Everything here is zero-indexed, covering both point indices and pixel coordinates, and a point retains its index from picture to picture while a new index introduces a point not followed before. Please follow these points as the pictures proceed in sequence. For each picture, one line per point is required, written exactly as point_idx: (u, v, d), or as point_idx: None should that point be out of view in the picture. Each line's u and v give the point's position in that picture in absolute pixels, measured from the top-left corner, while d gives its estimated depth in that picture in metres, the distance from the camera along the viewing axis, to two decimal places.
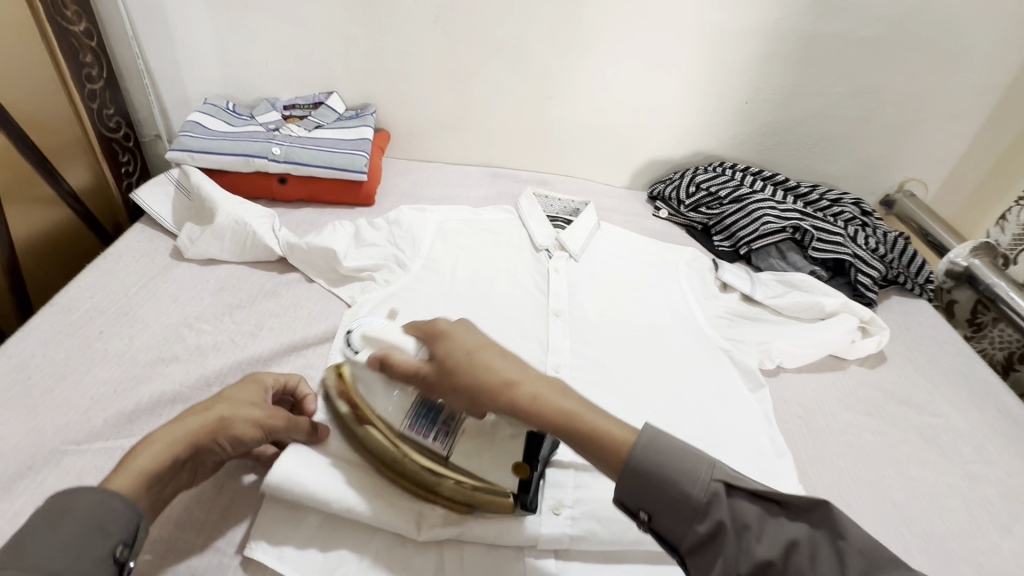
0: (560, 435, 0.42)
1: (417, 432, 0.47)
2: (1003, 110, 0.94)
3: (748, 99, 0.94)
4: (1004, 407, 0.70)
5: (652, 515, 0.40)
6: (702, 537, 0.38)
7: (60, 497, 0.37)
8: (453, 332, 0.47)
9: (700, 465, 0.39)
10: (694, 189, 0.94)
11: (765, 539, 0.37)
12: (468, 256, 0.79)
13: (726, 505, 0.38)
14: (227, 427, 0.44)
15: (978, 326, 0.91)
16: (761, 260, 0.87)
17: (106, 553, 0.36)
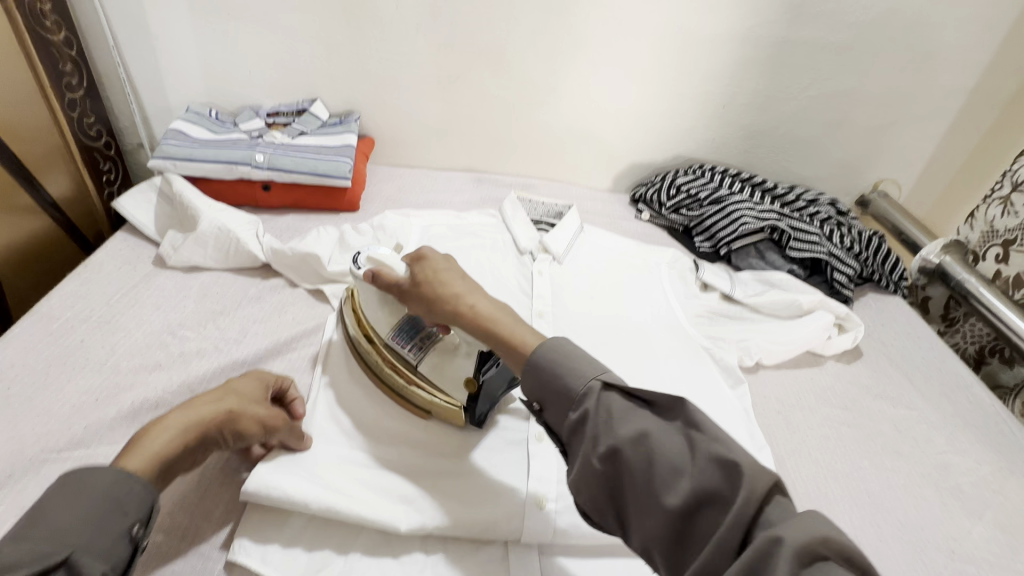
0: (489, 343, 0.48)
1: (396, 341, 0.55)
2: (970, 112, 0.98)
3: (725, 104, 0.96)
4: (975, 399, 0.73)
5: (543, 405, 0.44)
6: (573, 423, 0.42)
7: (77, 473, 0.38)
8: (429, 259, 0.52)
9: (584, 366, 0.43)
10: (674, 191, 0.96)
11: (624, 423, 0.40)
12: (452, 260, 0.79)
13: (599, 399, 0.41)
14: (234, 421, 0.47)
15: (951, 320, 0.94)
16: (741, 260, 0.89)
17: (122, 533, 0.37)
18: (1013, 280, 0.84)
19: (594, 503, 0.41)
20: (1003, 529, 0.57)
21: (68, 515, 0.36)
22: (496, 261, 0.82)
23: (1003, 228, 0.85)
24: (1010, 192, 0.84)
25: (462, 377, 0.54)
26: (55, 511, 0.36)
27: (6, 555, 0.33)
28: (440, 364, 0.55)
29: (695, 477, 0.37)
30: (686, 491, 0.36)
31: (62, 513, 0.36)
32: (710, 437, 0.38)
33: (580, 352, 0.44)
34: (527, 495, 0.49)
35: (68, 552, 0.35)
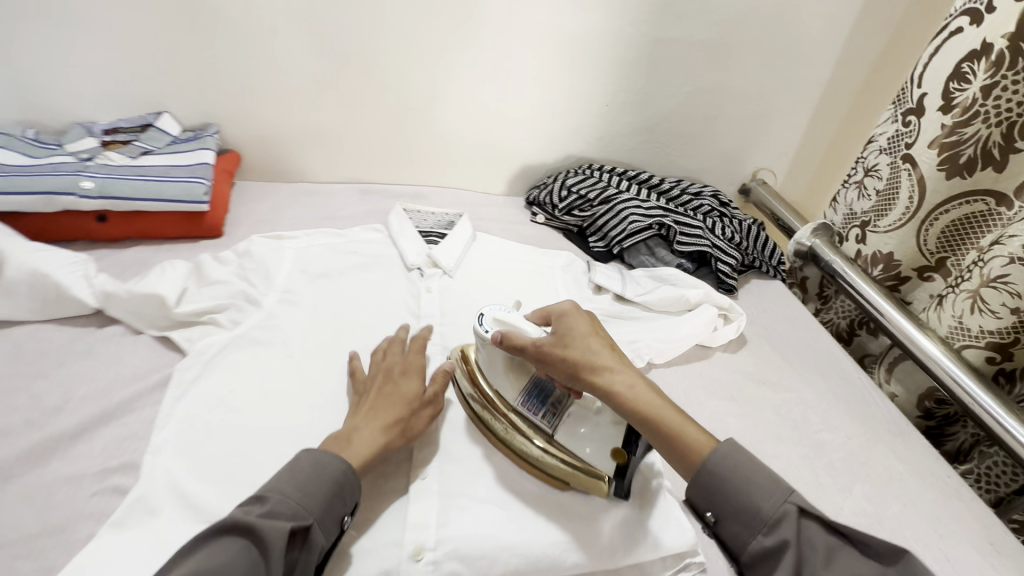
0: (645, 431, 0.47)
1: (527, 407, 0.53)
2: (829, 102, 1.05)
3: (608, 102, 0.97)
4: (846, 373, 0.78)
5: (718, 516, 0.45)
6: (761, 547, 0.42)
7: (318, 457, 0.46)
8: (571, 321, 0.52)
9: (773, 487, 0.43)
10: (565, 193, 0.95)
11: (833, 569, 0.40)
12: (332, 285, 0.73)
13: (796, 527, 0.42)
14: (405, 426, 0.52)
15: (825, 298, 1.02)
16: (633, 258, 0.90)
17: (337, 519, 0.45)
18: (870, 258, 0.90)
19: None
20: (869, 500, 0.61)
21: (312, 487, 0.44)
22: (383, 281, 0.76)
23: (860, 210, 0.92)
24: (863, 177, 0.92)
25: (609, 447, 0.50)
26: (298, 483, 0.44)
27: (282, 508, 0.43)
28: (577, 432, 0.51)
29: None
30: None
31: (312, 480, 0.45)
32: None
33: (757, 462, 0.45)
34: (404, 545, 0.47)
35: (310, 519, 0.43)
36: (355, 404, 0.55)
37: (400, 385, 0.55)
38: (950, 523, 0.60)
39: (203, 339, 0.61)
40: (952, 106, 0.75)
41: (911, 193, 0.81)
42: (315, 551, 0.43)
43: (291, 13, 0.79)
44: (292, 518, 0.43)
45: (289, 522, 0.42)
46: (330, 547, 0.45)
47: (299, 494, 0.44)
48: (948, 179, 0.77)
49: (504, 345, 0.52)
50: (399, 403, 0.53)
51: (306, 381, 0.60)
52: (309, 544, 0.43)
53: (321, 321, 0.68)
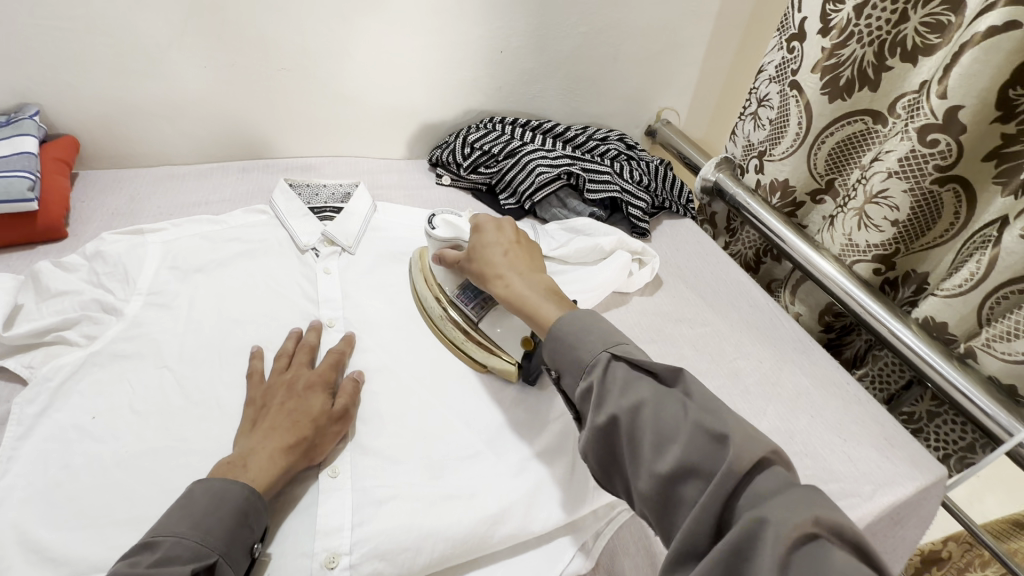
0: (516, 312, 0.54)
1: (461, 298, 0.61)
2: (723, 34, 1.04)
3: (502, 48, 0.91)
4: (756, 301, 0.81)
5: (559, 373, 0.48)
6: (583, 390, 0.44)
7: (213, 488, 0.42)
8: (484, 233, 0.60)
9: (594, 341, 0.46)
10: (468, 149, 0.90)
11: (622, 395, 0.42)
12: (210, 278, 0.64)
13: (605, 369, 0.44)
14: (310, 447, 0.47)
15: (732, 231, 1.05)
16: (545, 212, 0.87)
17: (247, 548, 0.41)
18: (769, 187, 0.93)
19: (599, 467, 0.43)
20: (782, 419, 0.64)
21: (213, 522, 0.40)
22: (272, 267, 0.68)
23: (757, 141, 0.94)
24: (757, 108, 0.93)
25: (520, 336, 0.58)
26: (195, 519, 0.40)
27: (180, 550, 0.38)
28: (495, 323, 0.59)
29: (682, 449, 0.38)
30: (679, 456, 0.38)
31: (213, 512, 0.40)
32: (700, 406, 0.41)
33: (596, 323, 0.48)
34: (316, 554, 0.43)
35: (216, 556, 0.39)
36: (250, 422, 0.49)
37: (304, 400, 0.50)
38: (852, 427, 0.64)
39: (50, 362, 0.52)
40: (829, 28, 0.76)
41: (800, 120, 0.84)
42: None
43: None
44: (193, 559, 0.38)
45: (190, 564, 0.38)
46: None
47: (200, 533, 0.39)
48: (831, 102, 0.79)
49: (441, 261, 0.62)
50: (301, 420, 0.48)
51: (188, 392, 0.53)
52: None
53: (199, 320, 0.59)
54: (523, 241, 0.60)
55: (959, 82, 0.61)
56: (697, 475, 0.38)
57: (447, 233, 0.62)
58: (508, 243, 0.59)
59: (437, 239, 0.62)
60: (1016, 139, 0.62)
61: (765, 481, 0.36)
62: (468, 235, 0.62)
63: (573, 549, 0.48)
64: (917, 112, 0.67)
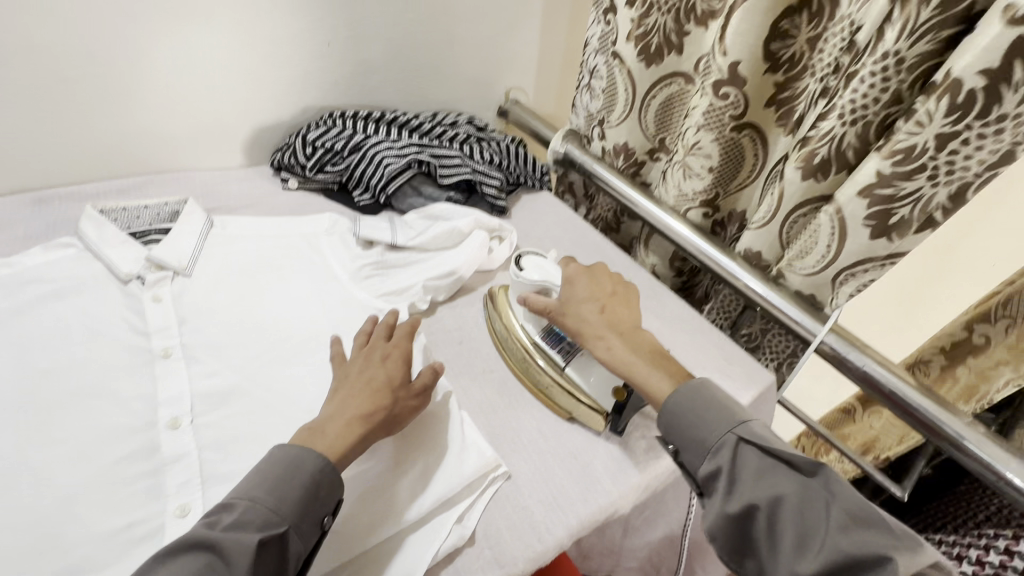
0: (616, 374, 0.56)
1: (549, 342, 0.63)
2: (552, 12, 1.09)
3: (331, 40, 0.87)
4: (611, 258, 0.87)
5: (678, 447, 0.52)
6: (707, 470, 0.48)
7: (295, 451, 0.45)
8: (575, 289, 0.61)
9: (721, 420, 0.50)
10: (310, 148, 0.85)
11: (758, 485, 0.46)
12: (9, 330, 0.56)
13: (734, 453, 0.48)
14: (388, 418, 0.51)
15: (590, 197, 1.12)
16: (401, 202, 0.85)
17: (316, 522, 0.44)
18: (612, 152, 1.00)
19: (724, 543, 0.47)
20: None
21: (286, 490, 0.43)
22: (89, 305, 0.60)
23: (595, 109, 1.00)
24: (590, 80, 0.99)
25: (613, 386, 0.59)
26: (273, 483, 0.43)
27: (254, 517, 0.41)
28: (585, 370, 0.60)
29: (824, 552, 0.42)
30: (821, 560, 0.42)
31: (293, 479, 0.44)
32: (846, 507, 0.43)
33: (715, 402, 0.51)
34: None
35: (286, 526, 0.42)
36: (342, 386, 0.52)
37: (376, 371, 0.53)
38: (698, 355, 0.72)
39: None
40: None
41: (626, 85, 0.91)
42: (291, 558, 0.42)
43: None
44: (263, 527, 0.41)
45: (258, 532, 0.40)
46: (312, 550, 0.44)
47: (274, 499, 0.42)
48: (648, 67, 0.87)
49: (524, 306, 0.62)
50: (377, 391, 0.51)
51: None
52: (283, 549, 0.42)
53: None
54: (614, 290, 0.62)
55: (736, 39, 0.69)
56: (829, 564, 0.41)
57: (537, 277, 0.63)
58: (597, 299, 0.60)
59: (523, 282, 0.64)
60: (787, 86, 0.73)
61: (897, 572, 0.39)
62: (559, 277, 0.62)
63: (449, 525, 0.49)
64: (710, 70, 0.75)
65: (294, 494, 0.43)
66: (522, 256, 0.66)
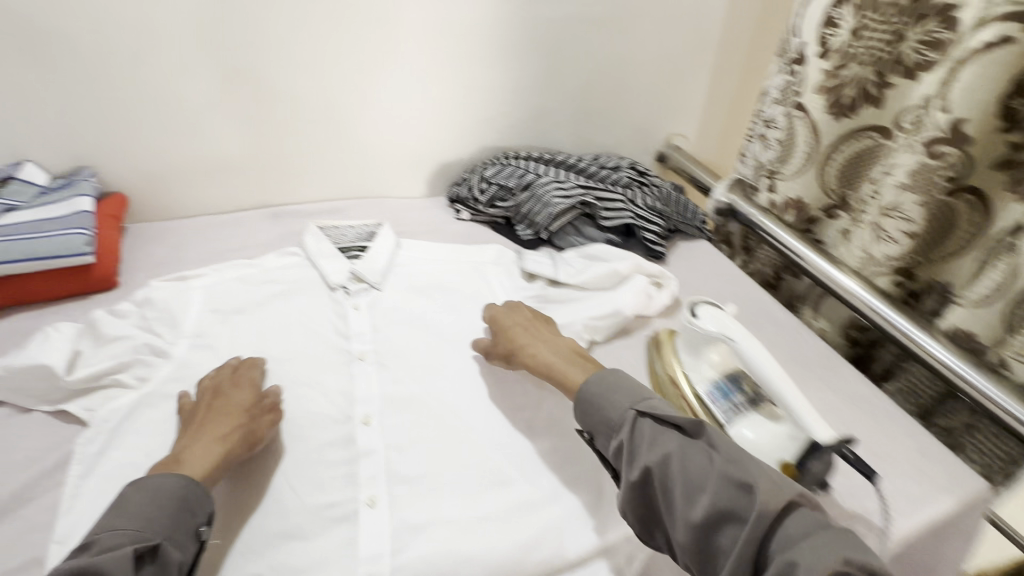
0: (544, 379, 0.59)
1: (710, 395, 0.59)
2: (724, 62, 1.09)
3: (513, 89, 0.96)
4: (778, 319, 0.81)
5: (591, 434, 0.53)
6: (615, 449, 0.50)
7: (147, 479, 0.45)
8: (502, 318, 0.66)
9: (621, 399, 0.52)
10: (485, 185, 0.94)
11: (653, 450, 0.47)
12: (251, 320, 0.68)
13: (632, 427, 0.50)
14: (251, 433, 0.52)
15: (748, 249, 1.07)
16: (562, 241, 0.90)
17: (191, 531, 0.44)
18: (783, 206, 0.94)
19: (637, 519, 0.47)
20: None
21: (152, 510, 0.43)
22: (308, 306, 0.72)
23: (766, 160, 0.96)
24: (764, 130, 0.95)
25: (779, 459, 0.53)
26: (123, 514, 0.43)
27: (113, 540, 0.41)
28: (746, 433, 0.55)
29: (711, 500, 0.43)
30: (708, 506, 0.43)
31: (143, 503, 0.44)
32: (727, 457, 0.46)
33: (622, 384, 0.54)
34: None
35: (160, 540, 0.42)
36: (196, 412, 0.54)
37: (230, 397, 0.55)
38: (887, 444, 0.63)
39: (107, 406, 0.56)
40: (828, 51, 0.80)
41: (807, 138, 0.86)
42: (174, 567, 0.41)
43: (159, 32, 0.73)
44: (134, 543, 0.41)
45: (132, 544, 0.41)
46: (194, 562, 0.44)
47: (139, 522, 0.42)
48: (836, 120, 0.82)
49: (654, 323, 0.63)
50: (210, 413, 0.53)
51: None
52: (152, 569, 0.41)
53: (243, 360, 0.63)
54: (539, 315, 0.67)
55: (964, 96, 0.63)
56: (714, 512, 0.43)
57: (711, 327, 0.60)
58: (523, 322, 0.65)
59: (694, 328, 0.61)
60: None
61: (796, 528, 0.41)
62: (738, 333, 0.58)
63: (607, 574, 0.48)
64: (922, 126, 0.69)
65: (149, 520, 0.43)
66: (695, 305, 0.63)
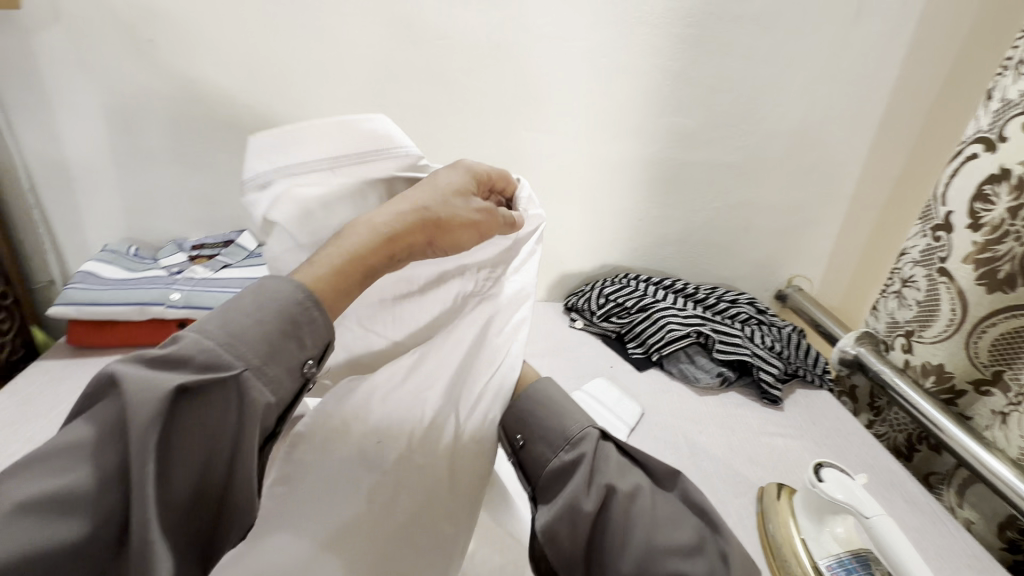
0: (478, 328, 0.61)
1: (831, 570, 0.56)
2: (859, 213, 1.08)
3: (642, 218, 1.04)
4: (912, 498, 0.73)
5: (528, 439, 0.52)
6: (566, 462, 0.48)
7: (267, 284, 0.45)
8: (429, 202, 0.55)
9: (581, 417, 0.52)
10: (604, 300, 1.01)
11: (622, 477, 0.47)
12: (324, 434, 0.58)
13: (594, 446, 0.49)
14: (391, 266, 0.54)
15: (877, 409, 0.98)
16: (673, 365, 0.91)
17: (296, 364, 0.44)
18: (920, 369, 0.89)
19: (569, 541, 0.45)
20: None
21: (263, 328, 0.42)
22: (451, 484, 0.53)
23: (902, 319, 0.92)
24: (901, 287, 0.93)
25: None
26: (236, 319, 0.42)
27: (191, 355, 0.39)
28: None
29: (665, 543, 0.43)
30: (686, 535, 0.44)
31: (249, 315, 0.43)
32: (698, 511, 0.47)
33: (565, 399, 0.54)
34: None
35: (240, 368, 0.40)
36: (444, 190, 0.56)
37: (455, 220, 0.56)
38: None
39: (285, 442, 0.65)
40: (980, 224, 0.76)
41: (953, 306, 0.81)
42: (255, 402, 0.40)
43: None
44: (215, 366, 0.39)
45: (189, 374, 0.38)
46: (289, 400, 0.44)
47: (230, 342, 0.41)
48: (989, 293, 0.76)
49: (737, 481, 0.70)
50: (440, 228, 0.55)
51: None
52: (224, 400, 0.39)
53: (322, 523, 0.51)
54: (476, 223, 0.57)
55: None
56: (677, 553, 0.43)
57: (838, 494, 0.57)
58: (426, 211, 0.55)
59: (820, 493, 0.58)
60: None
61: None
62: (869, 507, 0.54)
63: None
64: None
65: (261, 335, 0.42)
66: (821, 468, 0.61)
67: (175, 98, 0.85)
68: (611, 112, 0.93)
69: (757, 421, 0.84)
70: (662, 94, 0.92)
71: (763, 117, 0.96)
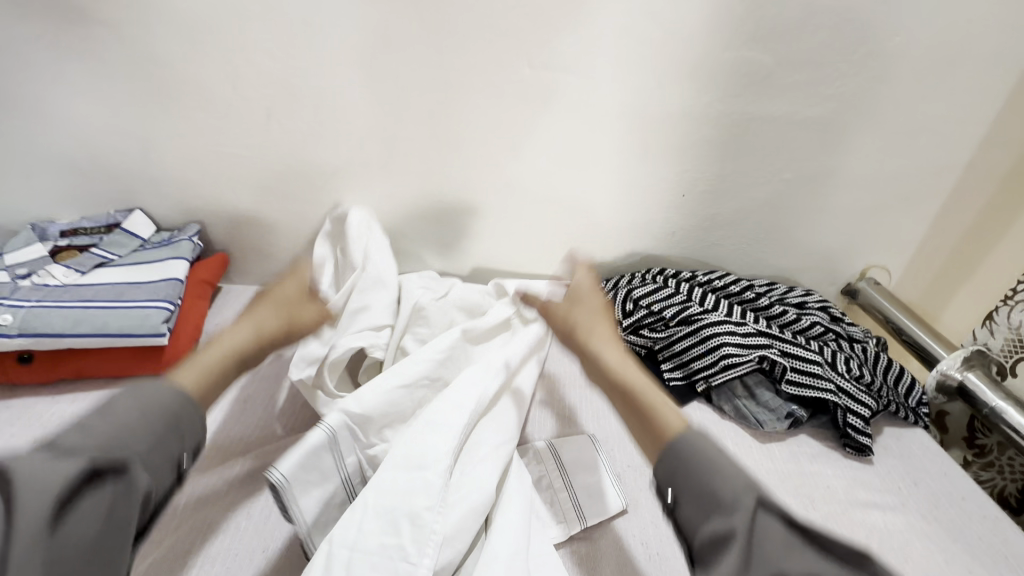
0: (631, 404, 0.59)
1: None
2: (976, 186, 0.81)
3: (685, 193, 0.78)
4: None
5: (677, 495, 0.49)
6: (715, 535, 0.45)
7: (136, 391, 0.50)
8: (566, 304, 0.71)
9: (737, 479, 0.47)
10: (631, 305, 0.76)
11: (790, 561, 0.43)
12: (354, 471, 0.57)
13: (751, 518, 0.45)
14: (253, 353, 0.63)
15: (980, 449, 0.76)
16: (723, 400, 0.70)
17: (171, 456, 0.48)
18: None
19: None
20: None
21: (149, 420, 0.48)
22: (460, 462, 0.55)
23: None
24: None
25: None
26: (112, 418, 0.46)
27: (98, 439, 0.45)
28: None
29: None
30: None
31: (132, 413, 0.48)
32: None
33: (713, 456, 0.50)
34: None
35: (129, 458, 0.45)
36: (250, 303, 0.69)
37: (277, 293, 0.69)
38: None
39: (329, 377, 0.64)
40: None
41: None
42: (139, 486, 0.44)
43: (320, 94, 0.68)
44: (98, 451, 0.44)
45: (86, 458, 0.42)
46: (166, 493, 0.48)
47: (120, 436, 0.46)
48: None
49: None
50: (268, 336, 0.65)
51: None
52: (112, 487, 0.44)
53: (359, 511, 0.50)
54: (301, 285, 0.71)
55: None
56: None
57: None
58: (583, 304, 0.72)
59: None
60: None
61: None
62: None
63: None
64: None
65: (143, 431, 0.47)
66: None
67: (54, 39, 0.63)
68: (652, 45, 0.64)
69: (841, 484, 0.62)
70: (728, 15, 0.63)
71: (865, 54, 0.67)
